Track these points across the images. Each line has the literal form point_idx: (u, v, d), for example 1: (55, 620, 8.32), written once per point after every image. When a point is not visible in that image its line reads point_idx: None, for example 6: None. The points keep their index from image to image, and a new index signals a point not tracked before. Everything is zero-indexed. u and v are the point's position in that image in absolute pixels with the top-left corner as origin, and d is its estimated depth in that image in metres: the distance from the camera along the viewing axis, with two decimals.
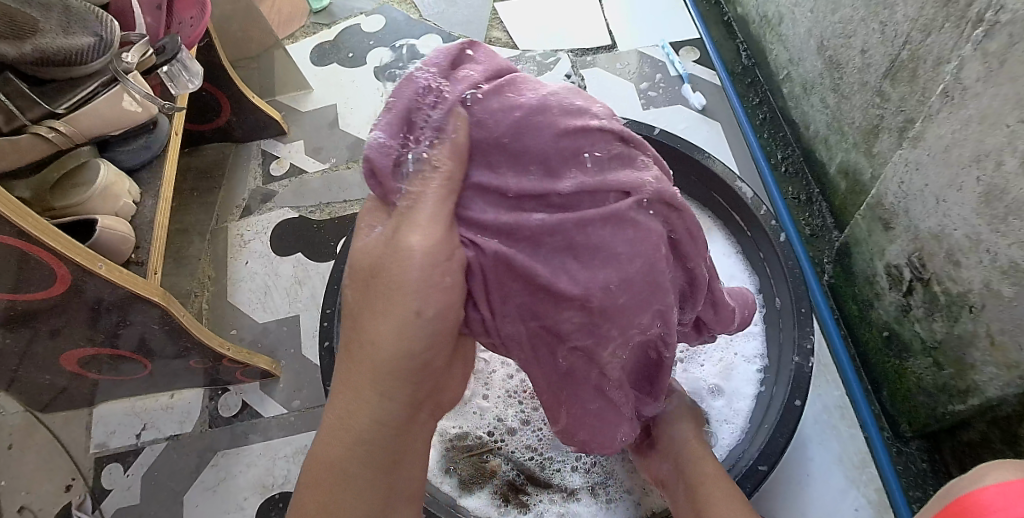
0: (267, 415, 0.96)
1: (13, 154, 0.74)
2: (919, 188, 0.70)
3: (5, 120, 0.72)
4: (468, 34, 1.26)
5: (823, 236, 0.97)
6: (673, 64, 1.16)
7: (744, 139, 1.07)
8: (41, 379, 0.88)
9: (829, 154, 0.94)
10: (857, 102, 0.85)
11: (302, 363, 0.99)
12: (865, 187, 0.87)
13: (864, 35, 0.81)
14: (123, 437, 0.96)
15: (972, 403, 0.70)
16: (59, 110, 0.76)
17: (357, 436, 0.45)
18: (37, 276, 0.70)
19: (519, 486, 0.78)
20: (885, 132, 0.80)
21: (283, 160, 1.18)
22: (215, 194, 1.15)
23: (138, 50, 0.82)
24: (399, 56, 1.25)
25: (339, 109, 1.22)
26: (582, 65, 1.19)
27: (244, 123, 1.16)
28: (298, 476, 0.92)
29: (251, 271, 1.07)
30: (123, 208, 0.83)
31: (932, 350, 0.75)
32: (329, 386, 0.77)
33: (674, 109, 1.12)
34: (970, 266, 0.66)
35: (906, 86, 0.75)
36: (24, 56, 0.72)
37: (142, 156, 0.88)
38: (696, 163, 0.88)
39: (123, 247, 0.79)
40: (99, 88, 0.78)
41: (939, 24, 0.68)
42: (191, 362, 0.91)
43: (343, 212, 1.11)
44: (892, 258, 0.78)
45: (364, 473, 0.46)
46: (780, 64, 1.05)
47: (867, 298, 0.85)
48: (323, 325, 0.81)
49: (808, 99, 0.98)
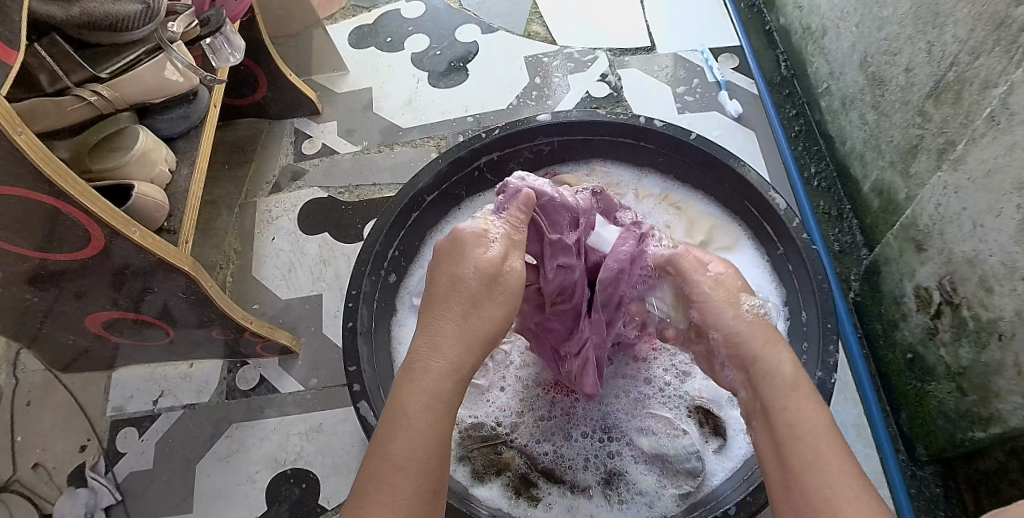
0: (283, 391, 0.97)
1: (54, 115, 0.75)
2: (955, 211, 0.69)
3: (49, 79, 0.74)
4: (508, 26, 1.26)
5: (851, 253, 0.96)
6: (711, 70, 1.16)
7: (778, 150, 1.07)
8: (65, 338, 0.90)
9: (864, 171, 0.94)
10: (897, 120, 0.84)
11: (321, 342, 1.00)
12: (899, 206, 0.86)
13: (910, 54, 0.80)
14: (140, 403, 0.98)
15: (993, 432, 0.70)
16: (101, 74, 0.78)
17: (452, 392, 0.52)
18: (70, 237, 0.71)
19: (531, 480, 0.78)
20: (924, 153, 0.79)
21: (315, 139, 1.19)
22: (246, 169, 1.16)
23: (183, 21, 0.83)
24: (437, 44, 1.26)
25: (374, 93, 1.22)
26: (619, 66, 1.18)
27: (280, 100, 1.18)
28: (311, 453, 0.92)
29: (277, 248, 1.08)
30: (159, 175, 0.83)
31: (957, 376, 0.74)
32: (350, 366, 0.78)
33: (709, 115, 1.11)
34: (1003, 293, 0.65)
35: (949, 108, 0.74)
36: (71, 19, 0.74)
37: (180, 126, 0.88)
38: (729, 170, 0.88)
39: (157, 214, 0.79)
40: (143, 55, 0.80)
41: (989, 47, 0.67)
42: (212, 332, 0.93)
43: (371, 195, 1.11)
44: (922, 280, 0.77)
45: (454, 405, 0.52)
46: (820, 78, 1.04)
47: (893, 319, 0.85)
48: (347, 306, 0.82)
49: (846, 115, 0.97)
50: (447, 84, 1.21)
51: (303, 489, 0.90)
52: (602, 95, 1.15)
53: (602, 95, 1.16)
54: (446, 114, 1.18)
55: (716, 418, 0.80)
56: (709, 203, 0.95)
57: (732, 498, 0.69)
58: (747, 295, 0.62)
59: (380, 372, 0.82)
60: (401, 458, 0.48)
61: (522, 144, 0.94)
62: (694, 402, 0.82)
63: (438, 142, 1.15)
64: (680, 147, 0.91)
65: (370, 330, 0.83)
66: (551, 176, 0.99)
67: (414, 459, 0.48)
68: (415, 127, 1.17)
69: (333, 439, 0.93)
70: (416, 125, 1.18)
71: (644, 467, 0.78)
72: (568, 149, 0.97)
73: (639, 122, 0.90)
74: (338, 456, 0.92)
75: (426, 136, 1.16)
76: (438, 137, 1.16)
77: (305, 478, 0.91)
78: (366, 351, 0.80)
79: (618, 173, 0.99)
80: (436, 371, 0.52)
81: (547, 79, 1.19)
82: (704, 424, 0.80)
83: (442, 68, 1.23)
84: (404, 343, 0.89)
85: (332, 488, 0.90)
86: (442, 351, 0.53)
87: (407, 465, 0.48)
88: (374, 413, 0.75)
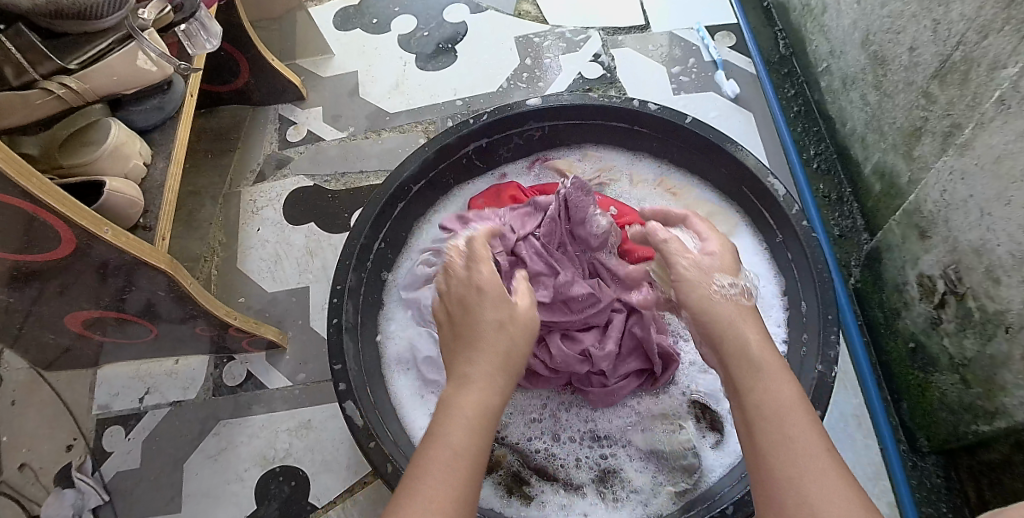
0: (271, 386, 0.95)
1: (21, 111, 0.72)
2: (962, 199, 0.66)
3: (15, 73, 0.70)
4: (498, 5, 1.21)
5: (852, 238, 0.93)
6: (707, 48, 1.12)
7: (776, 132, 1.03)
8: (46, 337, 0.88)
9: (865, 153, 0.90)
10: (900, 102, 0.81)
11: (309, 336, 0.98)
12: (901, 191, 0.83)
13: (915, 32, 0.76)
14: (126, 400, 0.96)
15: (998, 425, 0.68)
16: (71, 65, 0.74)
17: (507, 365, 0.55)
18: (40, 238, 0.68)
19: (524, 477, 0.76)
20: (928, 136, 0.76)
21: (300, 126, 1.15)
22: (230, 158, 1.13)
23: (156, 6, 0.79)
24: (424, 25, 1.21)
25: (359, 77, 1.18)
26: (613, 45, 1.14)
27: (263, 85, 1.14)
28: (300, 450, 0.91)
29: (262, 239, 1.06)
30: (133, 169, 0.79)
31: (961, 368, 0.72)
32: (336, 365, 0.75)
33: (706, 96, 1.08)
34: (1011, 285, 0.62)
35: (955, 89, 0.70)
36: (37, 8, 0.70)
37: (154, 119, 0.85)
38: (726, 154, 0.85)
39: (132, 210, 0.76)
40: (114, 44, 0.76)
41: (998, 25, 0.63)
42: (196, 329, 0.90)
43: (358, 183, 1.08)
44: (926, 268, 0.74)
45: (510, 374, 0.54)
46: (820, 56, 1.00)
47: (895, 307, 0.82)
48: (332, 302, 0.79)
49: (847, 95, 0.93)
50: (435, 67, 1.17)
51: (293, 487, 0.89)
52: (595, 77, 1.11)
53: (595, 76, 1.12)
54: (434, 98, 1.14)
55: (712, 413, 0.79)
56: (706, 188, 0.92)
57: (730, 497, 0.66)
58: (720, 274, 0.61)
59: (367, 369, 0.80)
60: (460, 416, 0.50)
61: (512, 129, 0.91)
62: (692, 397, 0.80)
63: (427, 127, 1.11)
64: (675, 131, 0.88)
65: (356, 326, 0.80)
66: (543, 161, 0.97)
67: (472, 418, 0.50)
68: (403, 112, 1.14)
69: (322, 435, 0.92)
70: (403, 110, 1.14)
71: (640, 464, 0.77)
72: (560, 133, 0.94)
73: (633, 105, 0.87)
74: (327, 453, 0.90)
75: (414, 121, 1.12)
76: (426, 122, 1.12)
77: (294, 475, 0.89)
78: (352, 348, 0.78)
79: (611, 157, 0.96)
80: (496, 347, 0.55)
81: (539, 59, 1.15)
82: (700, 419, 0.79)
83: (429, 50, 1.19)
84: (391, 338, 0.87)
85: (322, 486, 0.89)
86: (506, 333, 0.56)
87: (468, 423, 0.50)
88: (360, 413, 0.73)
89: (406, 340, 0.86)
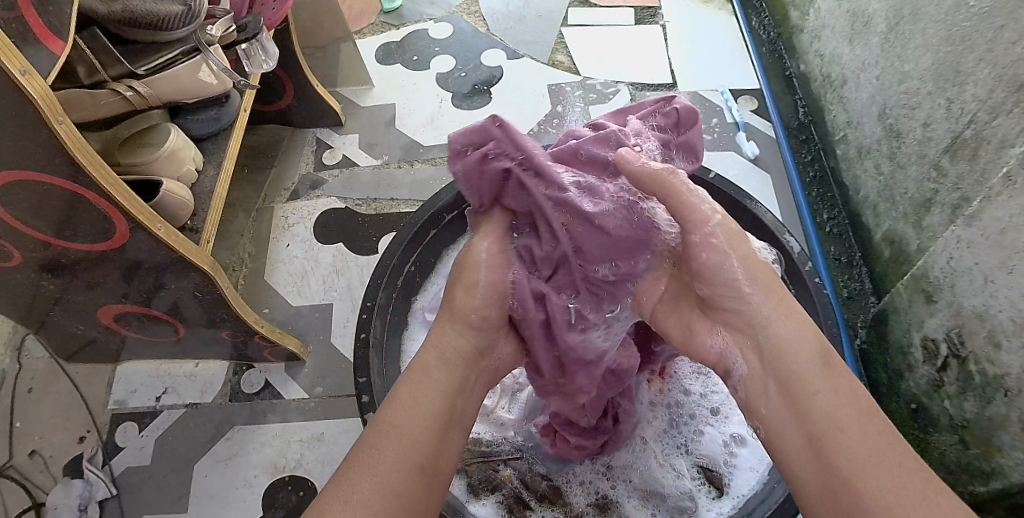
0: (288, 397, 0.97)
1: (90, 106, 0.76)
2: (968, 266, 0.71)
3: (87, 72, 0.76)
4: (534, 54, 1.29)
5: (859, 300, 0.97)
6: (730, 110, 1.18)
7: (792, 194, 1.09)
8: (75, 327, 0.90)
9: (877, 221, 0.95)
10: (912, 173, 0.86)
11: (329, 351, 1.01)
12: (909, 257, 0.87)
13: (929, 109, 0.82)
14: (142, 398, 0.98)
15: (994, 486, 0.70)
16: (139, 71, 0.79)
17: (433, 385, 0.60)
18: (95, 227, 0.72)
19: (525, 502, 0.78)
20: (938, 207, 0.81)
21: (336, 150, 1.21)
22: (266, 174, 1.18)
23: (222, 25, 0.85)
24: (462, 66, 1.28)
25: (397, 110, 1.24)
26: (640, 100, 1.21)
27: (305, 109, 1.20)
28: (310, 462, 0.92)
29: (291, 254, 1.09)
30: (185, 174, 0.84)
31: (960, 428, 0.75)
32: (360, 377, 0.78)
33: (726, 154, 1.14)
34: (1011, 350, 0.66)
35: (966, 164, 0.76)
36: (113, 14, 0.77)
37: (208, 127, 0.89)
38: (747, 212, 0.89)
39: (181, 211, 0.80)
40: (180, 57, 0.82)
41: (1008, 108, 0.69)
42: (222, 334, 0.93)
43: (389, 210, 1.13)
44: (930, 331, 0.78)
45: (434, 409, 0.58)
46: (837, 126, 1.06)
47: (899, 368, 0.85)
48: (361, 317, 0.82)
49: (862, 164, 0.99)
50: (469, 106, 1.23)
51: (300, 497, 0.90)
52: None
53: None
54: None
55: (715, 471, 0.79)
56: None
57: None
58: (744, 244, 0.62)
59: (389, 383, 0.82)
60: (395, 430, 0.56)
61: None
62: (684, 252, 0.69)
63: None
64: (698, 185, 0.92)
65: (382, 343, 0.83)
66: None
67: (406, 428, 0.56)
68: (436, 145, 1.19)
69: (334, 449, 0.93)
70: (436, 143, 1.19)
71: (639, 502, 0.78)
72: None
73: None
74: (338, 467, 0.92)
75: (446, 156, 1.18)
76: None
77: (303, 486, 0.91)
78: (377, 364, 0.80)
79: None
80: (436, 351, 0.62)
81: (569, 108, 1.21)
82: (705, 469, 0.80)
83: (466, 90, 1.25)
84: (413, 358, 0.90)
85: None
86: (441, 348, 0.62)
87: (399, 436, 0.56)
88: None
89: None
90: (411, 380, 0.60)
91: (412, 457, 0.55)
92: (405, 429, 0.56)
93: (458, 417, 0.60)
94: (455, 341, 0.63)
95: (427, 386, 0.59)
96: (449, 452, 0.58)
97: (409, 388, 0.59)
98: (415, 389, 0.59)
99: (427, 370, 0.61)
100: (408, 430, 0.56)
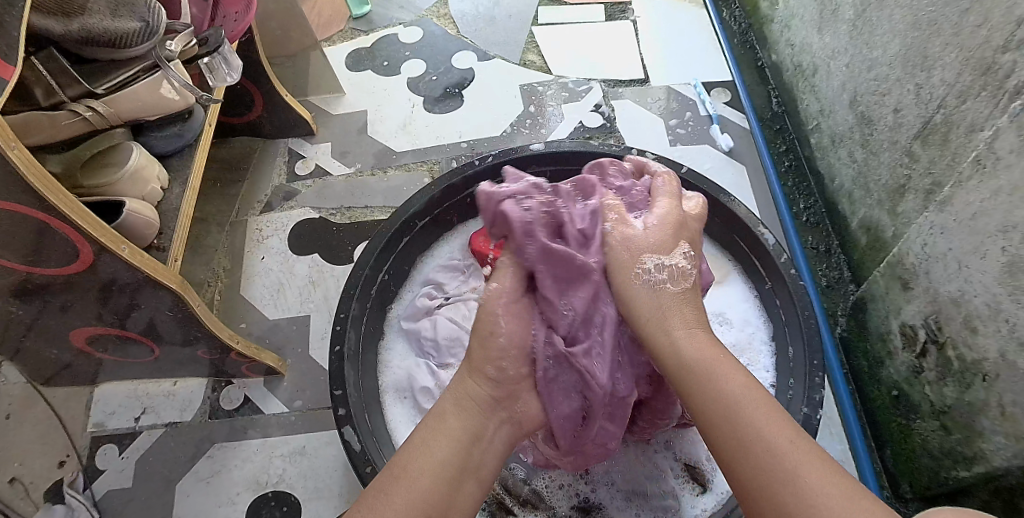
0: (268, 412, 0.96)
1: (48, 129, 0.74)
2: (942, 251, 0.70)
3: (44, 94, 0.74)
4: (505, 54, 1.28)
5: (839, 288, 0.97)
6: (703, 103, 1.18)
7: (767, 184, 1.08)
8: (48, 352, 0.88)
9: (852, 209, 0.95)
10: (885, 160, 0.86)
11: (308, 364, 0.99)
12: (886, 244, 0.87)
13: (899, 95, 0.82)
14: (121, 420, 0.96)
15: (976, 470, 0.70)
16: (98, 90, 0.77)
17: (452, 439, 0.56)
18: (59, 251, 0.71)
19: (509, 508, 0.77)
20: (912, 193, 0.80)
21: (309, 160, 1.19)
22: (238, 186, 1.16)
23: (182, 40, 0.84)
24: (433, 69, 1.27)
25: (369, 116, 1.23)
26: (613, 96, 1.20)
27: (276, 119, 1.18)
28: (293, 476, 0.91)
29: (266, 267, 1.08)
30: (150, 193, 0.83)
31: (941, 414, 0.74)
32: (336, 390, 0.77)
33: (702, 148, 1.13)
34: (987, 334, 0.66)
35: (937, 149, 0.75)
36: (69, 34, 0.75)
37: (173, 144, 0.89)
38: (721, 205, 0.88)
39: (147, 231, 0.79)
40: (141, 73, 0.80)
41: (975, 91, 0.69)
42: (198, 352, 0.92)
43: (363, 218, 1.11)
44: (908, 318, 0.78)
45: (449, 455, 0.54)
46: (810, 115, 1.06)
47: (879, 356, 0.85)
48: (335, 329, 0.81)
49: (835, 152, 0.98)
50: (442, 109, 1.22)
51: (284, 512, 0.89)
52: (596, 125, 1.17)
53: (596, 125, 1.17)
54: (440, 139, 1.19)
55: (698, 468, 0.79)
56: (698, 236, 0.96)
57: None
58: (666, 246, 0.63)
59: (365, 394, 0.81)
60: (411, 477, 0.52)
61: (516, 172, 0.94)
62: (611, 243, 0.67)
63: (431, 167, 1.16)
64: None
65: (357, 354, 0.82)
66: None
67: (422, 478, 0.52)
68: (409, 151, 1.18)
69: (316, 462, 0.92)
70: (410, 149, 1.18)
71: (624, 503, 0.77)
72: None
73: (631, 154, 0.91)
74: (321, 480, 0.91)
75: (419, 161, 1.17)
76: (431, 162, 1.16)
77: (286, 501, 0.89)
78: (353, 375, 0.79)
79: None
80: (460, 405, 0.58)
81: (542, 107, 1.20)
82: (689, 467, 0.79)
83: (438, 93, 1.24)
84: (390, 367, 0.89)
85: (312, 513, 0.88)
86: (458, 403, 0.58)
87: (415, 483, 0.52)
88: (358, 438, 0.74)
89: (405, 370, 0.88)
90: (428, 429, 0.57)
91: (422, 506, 0.51)
92: (419, 479, 0.52)
93: (474, 468, 0.55)
94: (469, 387, 0.60)
95: (443, 438, 0.55)
96: (462, 507, 0.53)
97: (426, 438, 0.56)
98: (430, 438, 0.56)
99: (442, 420, 0.57)
100: (423, 483, 0.52)
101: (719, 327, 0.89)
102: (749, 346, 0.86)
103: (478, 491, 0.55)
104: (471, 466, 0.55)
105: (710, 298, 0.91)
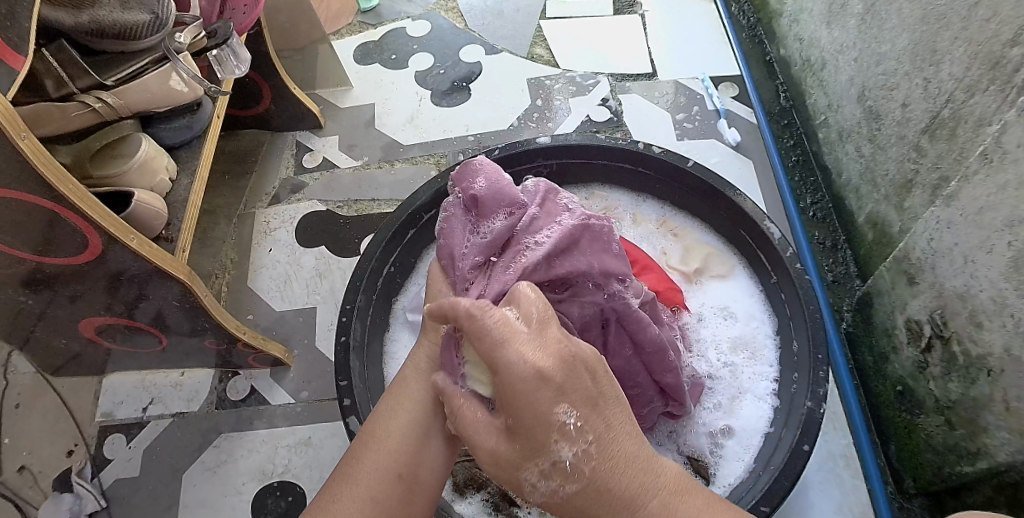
0: (273, 403, 0.97)
1: (58, 119, 0.74)
2: (948, 247, 0.70)
3: (55, 85, 0.75)
4: (512, 48, 1.28)
5: (845, 284, 0.97)
6: (710, 98, 1.17)
7: (774, 178, 1.08)
8: (57, 342, 0.89)
9: (859, 204, 0.94)
10: (892, 154, 0.85)
11: (314, 355, 1.00)
12: (893, 239, 0.87)
13: (907, 89, 0.81)
14: (129, 409, 0.97)
15: (980, 466, 0.70)
16: (107, 82, 0.78)
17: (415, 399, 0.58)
18: (67, 242, 0.71)
19: (512, 498, 0.78)
20: (919, 188, 0.80)
21: (316, 153, 1.20)
22: (246, 179, 1.17)
23: (191, 32, 0.84)
24: (441, 63, 1.27)
25: (377, 110, 1.23)
26: (621, 91, 1.20)
27: (284, 113, 1.19)
28: (298, 467, 0.92)
29: (274, 259, 1.09)
30: (159, 183, 0.84)
31: (945, 410, 0.74)
32: (341, 381, 0.77)
33: (709, 142, 1.13)
34: (993, 329, 0.65)
35: (944, 143, 0.75)
36: (79, 25, 0.75)
37: (182, 136, 0.89)
38: (726, 199, 0.88)
39: (154, 221, 0.80)
40: (149, 65, 0.81)
41: (984, 86, 0.68)
42: (205, 342, 0.92)
43: (370, 210, 1.12)
44: (913, 313, 0.77)
45: (414, 417, 0.57)
46: (818, 110, 1.05)
47: (884, 351, 0.85)
48: (341, 320, 0.82)
49: (843, 147, 0.98)
50: (450, 103, 1.22)
51: (289, 502, 0.90)
52: (603, 120, 1.17)
53: (603, 119, 1.17)
54: (448, 133, 1.19)
55: (702, 462, 0.79)
56: (705, 230, 0.96)
57: None
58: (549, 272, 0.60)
59: (370, 385, 0.81)
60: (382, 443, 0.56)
61: (522, 165, 0.93)
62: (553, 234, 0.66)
63: (438, 160, 1.16)
64: (677, 173, 0.92)
65: (362, 345, 0.82)
66: None
67: (391, 442, 0.55)
68: (416, 144, 1.18)
69: (322, 452, 0.93)
70: (417, 142, 1.19)
71: None
72: (569, 172, 0.97)
73: (638, 148, 0.91)
74: (326, 470, 0.92)
75: (426, 154, 1.17)
76: (438, 156, 1.17)
77: (291, 491, 0.90)
78: (358, 366, 0.80)
79: (615, 197, 1.00)
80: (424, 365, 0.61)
81: (549, 101, 1.20)
82: (692, 460, 0.80)
83: (445, 87, 1.24)
84: (395, 359, 0.89)
85: None
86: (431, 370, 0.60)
87: (386, 447, 0.55)
88: (363, 428, 0.74)
89: None
90: (394, 396, 0.59)
91: (392, 467, 0.54)
92: (386, 443, 0.55)
93: (443, 428, 0.58)
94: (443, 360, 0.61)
95: (408, 403, 0.58)
96: (431, 463, 0.56)
97: (394, 404, 0.58)
98: (398, 402, 0.59)
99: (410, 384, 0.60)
100: (393, 447, 0.55)
101: (723, 321, 0.89)
102: (753, 341, 0.86)
103: (450, 451, 0.58)
104: (441, 425, 0.58)
105: (716, 291, 0.91)
